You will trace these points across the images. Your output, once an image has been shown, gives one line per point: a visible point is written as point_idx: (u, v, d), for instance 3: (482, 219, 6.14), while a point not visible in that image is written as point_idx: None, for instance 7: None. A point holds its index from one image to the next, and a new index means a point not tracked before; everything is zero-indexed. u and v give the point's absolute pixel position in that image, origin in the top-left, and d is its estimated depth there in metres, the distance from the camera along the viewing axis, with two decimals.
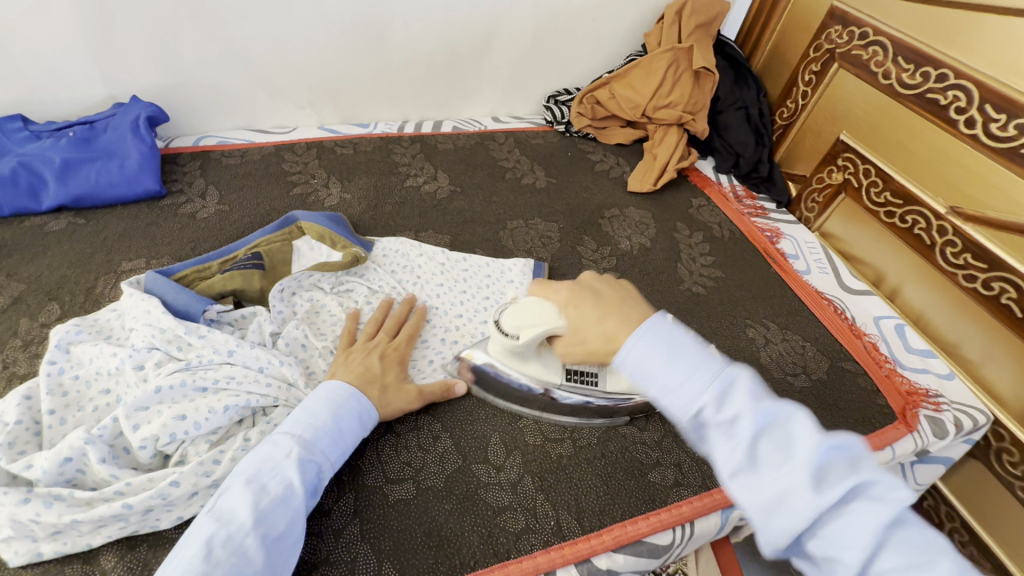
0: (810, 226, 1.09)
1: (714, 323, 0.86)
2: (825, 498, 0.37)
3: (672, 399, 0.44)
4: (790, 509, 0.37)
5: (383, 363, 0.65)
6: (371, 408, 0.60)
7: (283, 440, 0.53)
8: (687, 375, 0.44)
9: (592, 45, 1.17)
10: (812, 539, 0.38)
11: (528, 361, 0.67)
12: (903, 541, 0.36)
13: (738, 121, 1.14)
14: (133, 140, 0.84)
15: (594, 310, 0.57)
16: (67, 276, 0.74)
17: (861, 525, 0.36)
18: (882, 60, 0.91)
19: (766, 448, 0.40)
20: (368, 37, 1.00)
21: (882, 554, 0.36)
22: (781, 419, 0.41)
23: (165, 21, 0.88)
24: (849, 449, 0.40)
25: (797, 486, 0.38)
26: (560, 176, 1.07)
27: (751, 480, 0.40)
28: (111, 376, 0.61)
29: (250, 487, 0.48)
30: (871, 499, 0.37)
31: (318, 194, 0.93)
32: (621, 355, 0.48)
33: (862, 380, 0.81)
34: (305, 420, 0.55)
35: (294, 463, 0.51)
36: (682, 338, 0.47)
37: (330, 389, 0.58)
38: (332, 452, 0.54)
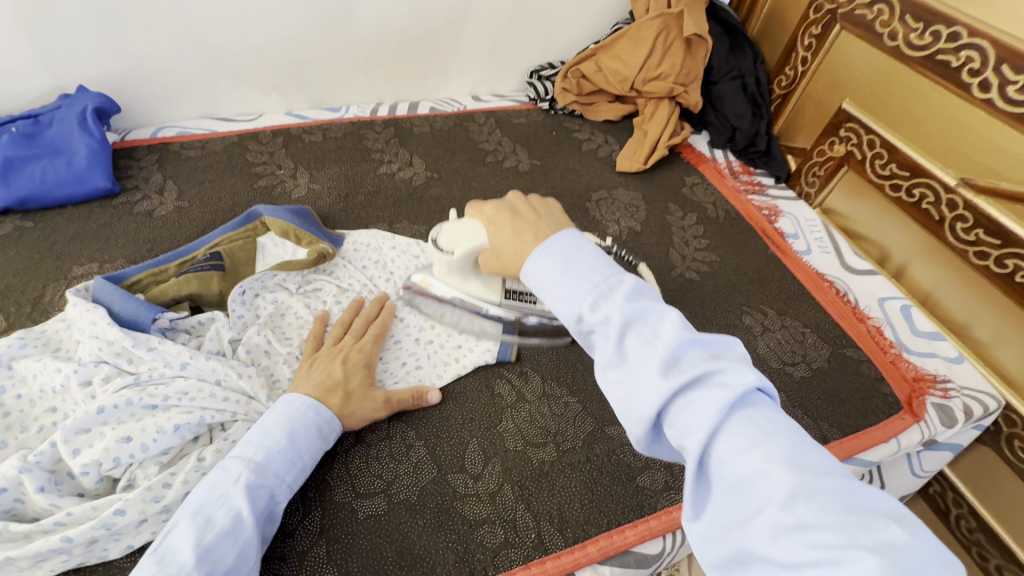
0: (810, 202, 1.03)
1: (707, 310, 0.81)
2: (671, 382, 0.38)
3: (565, 307, 0.46)
4: (643, 396, 0.39)
5: (347, 367, 0.61)
6: (332, 419, 0.56)
7: (233, 465, 0.49)
8: (576, 281, 0.46)
9: (576, 13, 1.09)
10: (669, 429, 0.39)
11: (469, 281, 0.69)
12: (748, 423, 0.36)
13: (733, 92, 1.07)
14: (79, 135, 0.78)
15: (508, 226, 0.56)
16: (13, 284, 0.69)
17: (703, 408, 0.37)
18: (888, 19, 0.84)
19: (634, 343, 0.41)
20: (332, 12, 0.93)
21: (724, 436, 0.36)
22: (651, 317, 0.43)
23: (107, 2, 0.81)
24: (714, 346, 0.41)
25: (649, 375, 0.39)
26: (544, 158, 1.01)
27: (619, 372, 0.42)
28: (57, 394, 0.56)
29: (196, 520, 0.44)
30: (717, 384, 0.38)
31: (285, 186, 0.87)
32: (526, 270, 0.50)
33: (865, 367, 0.77)
34: (258, 442, 0.51)
35: (242, 489, 0.47)
36: (576, 243, 0.49)
37: (288, 403, 0.55)
38: (287, 473, 0.51)
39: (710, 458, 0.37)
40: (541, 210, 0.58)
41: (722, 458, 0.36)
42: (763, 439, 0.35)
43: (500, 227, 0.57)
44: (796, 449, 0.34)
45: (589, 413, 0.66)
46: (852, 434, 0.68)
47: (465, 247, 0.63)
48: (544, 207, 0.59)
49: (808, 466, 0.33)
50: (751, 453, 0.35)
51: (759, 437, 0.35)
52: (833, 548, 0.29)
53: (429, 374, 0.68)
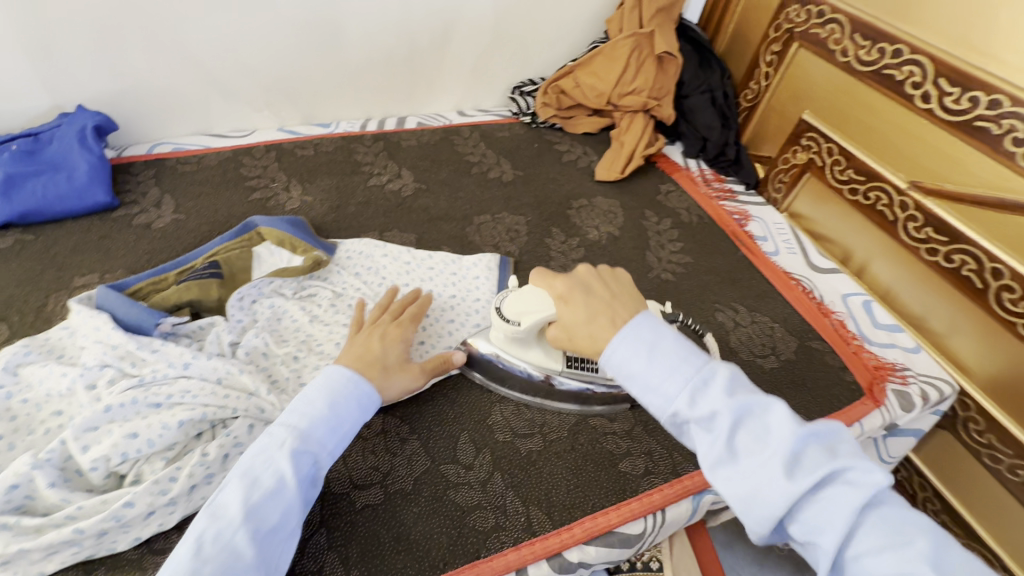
0: (778, 207, 1.10)
1: (684, 309, 0.86)
2: (797, 484, 0.40)
3: (651, 395, 0.47)
4: (763, 499, 0.41)
5: (383, 346, 0.64)
6: (372, 391, 0.59)
7: (280, 430, 0.53)
8: (667, 371, 0.47)
9: (553, 33, 1.15)
10: (794, 525, 0.42)
11: (530, 349, 0.68)
12: (885, 525, 0.39)
13: (703, 105, 1.14)
14: (79, 151, 0.81)
15: (583, 307, 0.55)
16: (16, 295, 0.71)
17: (836, 509, 0.40)
18: (840, 37, 0.91)
19: (744, 438, 0.43)
20: (323, 33, 0.98)
21: (858, 539, 0.39)
22: (757, 409, 0.45)
23: (107, 25, 0.85)
24: (825, 436, 0.44)
25: (774, 475, 0.41)
26: (527, 169, 1.06)
27: (730, 471, 0.43)
28: (62, 398, 0.59)
29: (243, 479, 0.49)
30: (845, 482, 0.41)
31: (279, 198, 0.91)
32: (605, 355, 0.51)
33: (830, 357, 0.82)
34: (301, 412, 0.55)
35: (285, 454, 0.51)
36: (655, 333, 0.50)
37: (329, 375, 0.58)
38: (329, 440, 0.54)
39: (846, 557, 0.39)
40: (619, 292, 0.56)
41: (858, 556, 0.39)
42: (900, 541, 0.38)
43: (574, 307, 0.56)
44: (932, 551, 0.37)
45: (573, 405, 0.70)
46: (819, 419, 0.73)
47: (531, 319, 0.62)
48: (620, 288, 0.57)
49: (948, 570, 0.36)
50: (888, 554, 0.37)
51: (896, 540, 0.38)
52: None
53: None
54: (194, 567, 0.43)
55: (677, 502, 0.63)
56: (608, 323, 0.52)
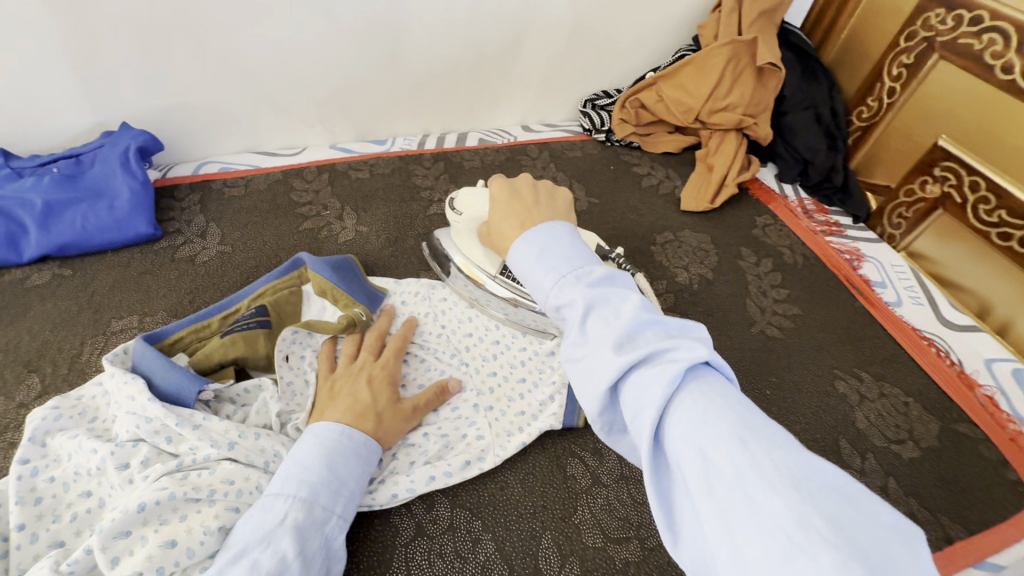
0: (895, 245, 0.94)
1: (796, 376, 0.72)
2: (623, 358, 0.36)
3: (535, 292, 0.45)
4: (596, 372, 0.38)
5: (371, 388, 0.59)
6: (369, 441, 0.53)
7: (276, 504, 0.46)
8: (547, 270, 0.44)
9: (637, 41, 1.01)
10: (624, 408, 0.37)
11: (473, 245, 0.71)
12: (702, 398, 0.34)
13: (807, 124, 0.98)
14: (122, 176, 0.74)
15: (505, 206, 0.53)
16: (50, 341, 0.64)
17: (654, 384, 0.35)
18: (1001, 50, 0.75)
19: (595, 323, 0.40)
20: (383, 43, 0.87)
21: (677, 409, 0.34)
22: (615, 299, 0.41)
23: (153, 37, 0.77)
24: (673, 327, 0.39)
25: (603, 351, 0.38)
26: (602, 195, 0.94)
27: (580, 352, 0.40)
28: (93, 476, 0.52)
29: (241, 562, 0.41)
30: (668, 360, 0.36)
31: (331, 228, 0.82)
32: (511, 251, 0.48)
33: (983, 448, 0.67)
34: (297, 477, 0.48)
35: (289, 530, 0.44)
36: (556, 233, 0.47)
37: (319, 433, 0.52)
38: (335, 505, 0.48)
39: (665, 435, 0.34)
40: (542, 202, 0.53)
41: (675, 434, 0.33)
42: (712, 412, 0.33)
43: (494, 212, 0.54)
44: (745, 420, 0.32)
45: None
46: (976, 534, 0.59)
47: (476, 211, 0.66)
48: (546, 197, 0.55)
49: (757, 440, 0.31)
50: (703, 429, 0.32)
51: (710, 410, 0.33)
52: (785, 537, 0.26)
53: (492, 448, 0.60)
54: None
55: None
56: (515, 219, 0.51)
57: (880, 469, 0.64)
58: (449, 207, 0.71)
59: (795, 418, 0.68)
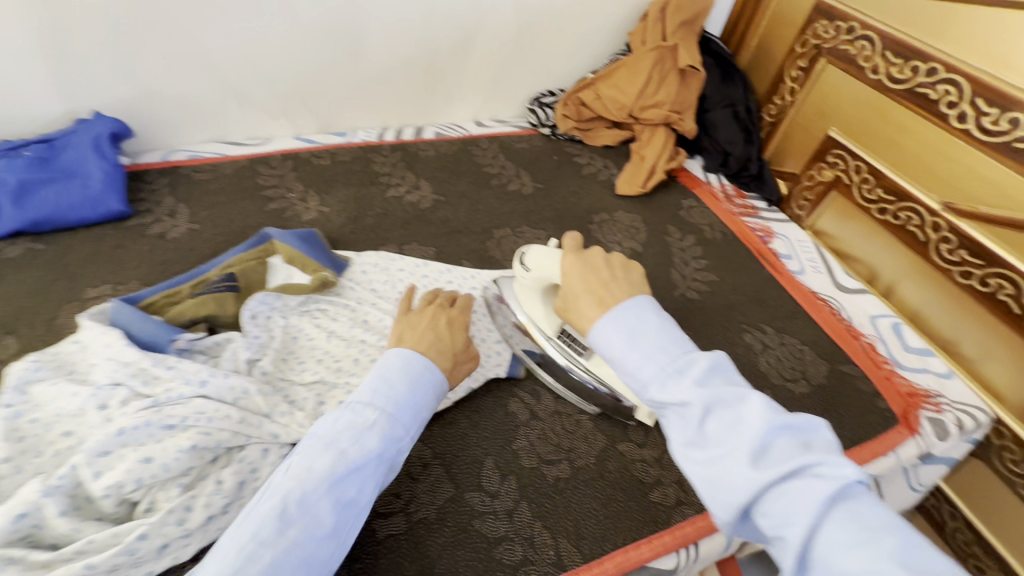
0: (802, 224, 1.07)
1: (711, 330, 0.83)
2: (762, 473, 0.37)
3: (629, 379, 0.46)
4: (727, 484, 0.38)
5: (450, 329, 0.64)
6: (446, 376, 0.59)
7: (368, 412, 0.51)
8: (644, 358, 0.44)
9: (576, 45, 1.13)
10: (759, 518, 0.38)
11: (534, 301, 0.70)
12: (852, 519, 0.35)
13: (726, 120, 1.12)
14: (94, 158, 0.79)
15: (581, 275, 0.52)
16: (26, 306, 0.69)
17: (799, 499, 0.36)
18: (870, 54, 0.89)
19: (716, 426, 0.40)
20: (343, 42, 0.96)
21: (825, 531, 0.35)
22: (732, 398, 0.41)
23: (125, 32, 0.83)
24: (803, 431, 0.40)
25: (736, 462, 0.38)
26: (546, 181, 1.05)
27: (700, 454, 0.40)
28: (73, 418, 0.57)
29: (330, 451, 0.47)
30: (817, 474, 0.37)
31: (296, 209, 0.89)
32: (597, 328, 0.48)
33: (862, 384, 0.79)
34: (386, 393, 0.53)
35: (377, 435, 0.49)
36: (643, 312, 0.47)
37: (403, 360, 0.56)
38: (413, 423, 0.53)
39: (812, 554, 0.35)
40: (627, 274, 0.52)
41: (824, 552, 0.35)
42: (869, 536, 0.34)
43: (570, 281, 0.53)
44: (905, 543, 0.33)
45: (601, 430, 0.67)
46: (852, 449, 0.71)
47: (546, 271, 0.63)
48: (631, 273, 0.52)
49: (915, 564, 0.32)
50: (856, 549, 0.33)
51: (862, 532, 0.34)
52: None
53: None
54: (278, 534, 0.42)
55: (708, 536, 0.60)
56: (591, 294, 0.50)
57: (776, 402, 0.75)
58: (517, 261, 0.69)
59: None
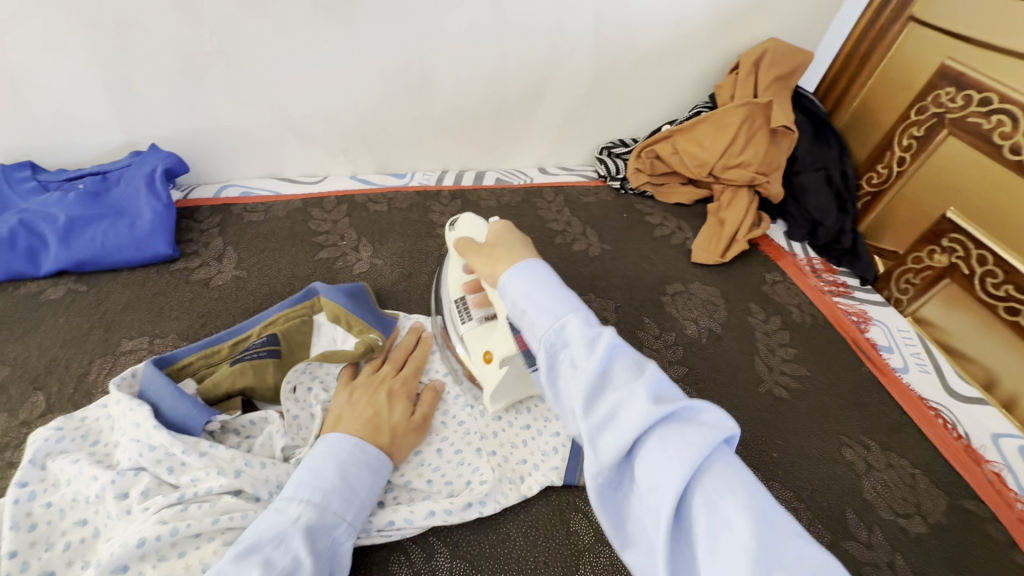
0: (901, 310, 0.95)
1: (804, 440, 0.72)
2: (656, 408, 0.38)
3: (538, 319, 0.46)
4: (622, 423, 0.38)
5: (390, 400, 0.62)
6: (381, 455, 0.55)
7: (290, 507, 0.48)
8: (557, 300, 0.47)
9: (654, 95, 1.05)
10: (640, 469, 0.37)
11: (455, 265, 0.70)
12: (729, 472, 0.35)
13: (817, 185, 1.01)
14: (146, 196, 0.75)
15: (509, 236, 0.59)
16: (58, 358, 0.64)
17: (685, 448, 0.36)
18: (1009, 132, 0.76)
19: (619, 373, 0.41)
20: (411, 83, 0.90)
21: (701, 484, 0.35)
22: (632, 357, 0.43)
23: (188, 67, 0.79)
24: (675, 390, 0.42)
25: (636, 405, 0.38)
26: (615, 242, 0.96)
27: (594, 397, 0.41)
28: (90, 505, 0.51)
29: (251, 559, 0.43)
30: (701, 424, 0.38)
31: (347, 259, 0.83)
32: (503, 282, 0.51)
33: (991, 527, 0.66)
34: (311, 484, 0.50)
35: (300, 530, 0.46)
36: (546, 270, 0.50)
37: (333, 444, 0.54)
38: (346, 511, 0.50)
39: (688, 509, 0.35)
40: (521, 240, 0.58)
41: (698, 502, 0.35)
42: (739, 489, 0.34)
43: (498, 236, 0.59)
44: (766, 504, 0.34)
45: None
46: None
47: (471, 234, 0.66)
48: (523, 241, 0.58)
49: (775, 521, 0.33)
50: (729, 499, 0.34)
51: (736, 485, 0.34)
52: None
53: (494, 495, 0.60)
54: None
55: None
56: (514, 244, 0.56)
57: (887, 544, 0.62)
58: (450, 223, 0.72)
59: (802, 485, 0.67)
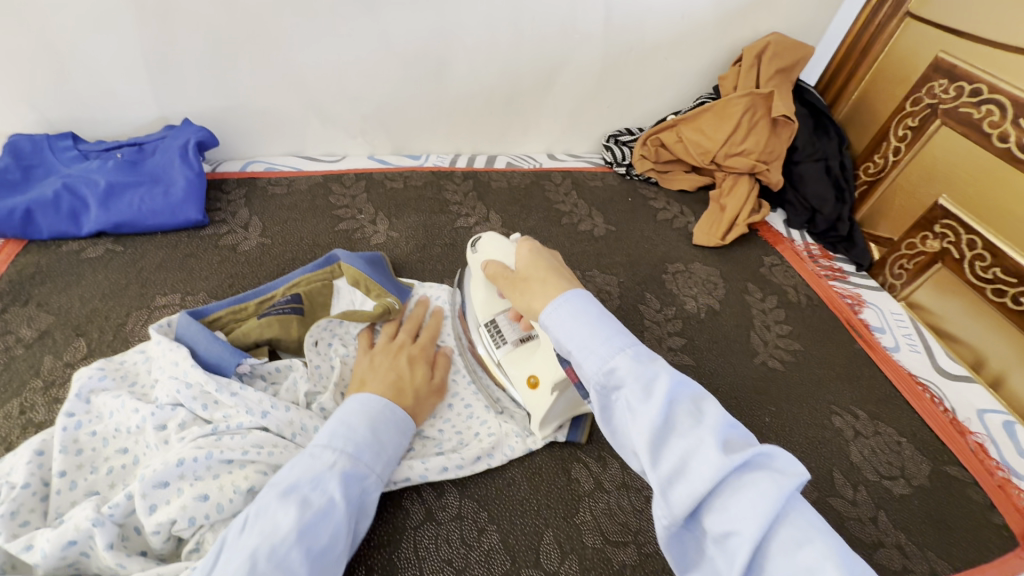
0: (894, 294, 0.98)
1: (795, 407, 0.75)
2: (729, 459, 0.36)
3: (587, 356, 0.45)
4: (692, 473, 0.37)
5: (410, 365, 0.64)
6: (406, 416, 0.57)
7: (323, 454, 0.49)
8: (607, 337, 0.45)
9: (660, 85, 1.09)
10: (712, 517, 0.37)
11: (477, 287, 0.70)
12: (805, 521, 0.35)
13: (816, 174, 1.05)
14: (179, 166, 0.80)
15: (540, 261, 0.58)
16: (98, 309, 0.69)
17: (759, 498, 0.35)
18: (997, 121, 0.80)
19: (680, 416, 0.40)
20: (428, 68, 0.95)
21: (778, 532, 0.35)
22: (691, 394, 0.42)
23: (222, 46, 0.84)
24: (739, 428, 0.41)
25: (704, 449, 0.38)
26: (619, 223, 1.00)
27: (659, 441, 0.39)
28: (131, 435, 0.55)
29: (290, 500, 0.44)
30: (773, 470, 0.37)
31: (365, 231, 0.87)
32: (547, 314, 0.50)
33: (972, 491, 0.69)
34: (344, 434, 0.51)
35: (335, 475, 0.47)
36: (588, 302, 0.49)
37: (365, 401, 0.55)
38: (375, 464, 0.51)
39: (765, 564, 0.35)
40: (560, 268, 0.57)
41: (778, 554, 0.34)
42: (819, 540, 0.34)
43: (529, 264, 0.58)
44: (842, 551, 0.34)
45: None
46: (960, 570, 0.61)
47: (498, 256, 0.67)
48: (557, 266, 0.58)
49: (857, 571, 0.33)
50: (808, 554, 0.33)
51: (815, 536, 0.34)
52: None
53: (501, 447, 0.64)
54: None
55: None
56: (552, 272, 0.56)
57: (871, 501, 0.66)
58: (471, 244, 0.75)
59: (793, 447, 0.71)
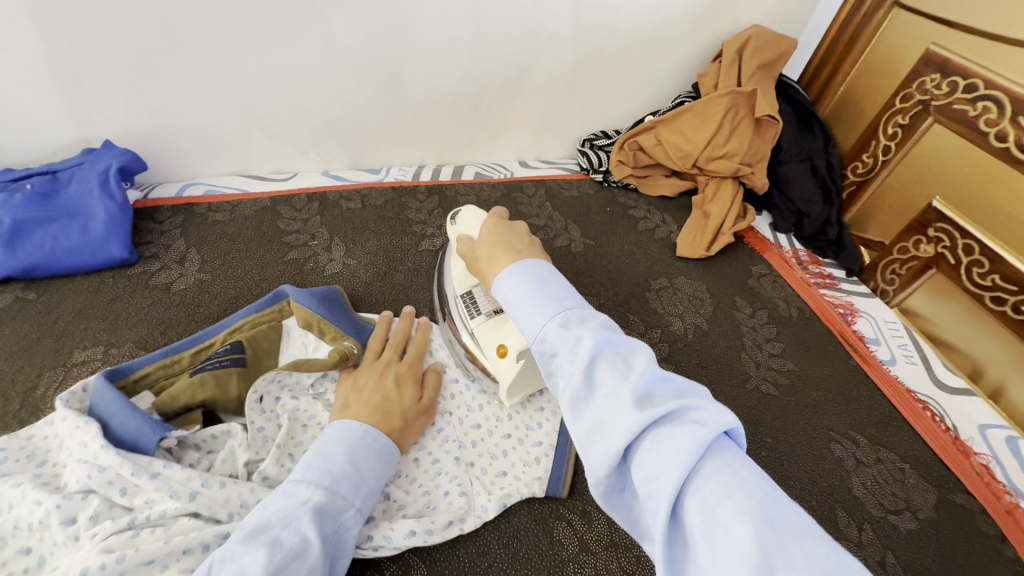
0: (886, 300, 0.93)
1: (790, 436, 0.70)
2: (643, 414, 0.34)
3: (525, 322, 0.44)
4: (608, 430, 0.35)
5: (397, 383, 0.60)
6: (388, 442, 0.53)
7: (298, 489, 0.45)
8: (543, 301, 0.44)
9: (637, 85, 1.02)
10: (635, 474, 0.34)
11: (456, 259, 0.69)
12: (725, 470, 0.31)
13: (802, 175, 0.99)
14: (99, 196, 0.70)
15: (497, 237, 0.54)
16: (6, 372, 0.60)
17: (676, 447, 0.32)
18: (995, 118, 0.74)
19: (605, 372, 0.37)
20: (382, 75, 0.86)
21: (696, 483, 0.31)
22: (624, 349, 0.39)
23: (144, 59, 0.74)
24: (680, 385, 0.37)
25: (619, 407, 0.35)
26: (598, 237, 0.93)
27: (583, 402, 0.37)
28: (33, 533, 0.46)
29: (260, 541, 0.39)
30: (692, 421, 0.34)
31: (318, 260, 0.79)
32: (499, 285, 0.49)
33: (981, 521, 0.65)
34: (321, 466, 0.47)
35: (309, 512, 0.43)
36: (538, 269, 0.48)
37: (345, 429, 0.51)
38: (355, 497, 0.47)
39: (682, 509, 0.31)
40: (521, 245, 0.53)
41: (695, 503, 0.31)
42: (738, 487, 0.30)
43: (487, 240, 0.55)
44: (771, 501, 0.30)
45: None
46: None
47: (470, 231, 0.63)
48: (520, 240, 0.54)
49: (782, 524, 0.28)
50: (724, 500, 0.30)
51: (735, 481, 0.30)
52: None
53: (473, 509, 0.57)
54: None
55: None
56: (509, 249, 0.52)
57: (877, 542, 0.61)
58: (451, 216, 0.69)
59: (790, 484, 0.66)
